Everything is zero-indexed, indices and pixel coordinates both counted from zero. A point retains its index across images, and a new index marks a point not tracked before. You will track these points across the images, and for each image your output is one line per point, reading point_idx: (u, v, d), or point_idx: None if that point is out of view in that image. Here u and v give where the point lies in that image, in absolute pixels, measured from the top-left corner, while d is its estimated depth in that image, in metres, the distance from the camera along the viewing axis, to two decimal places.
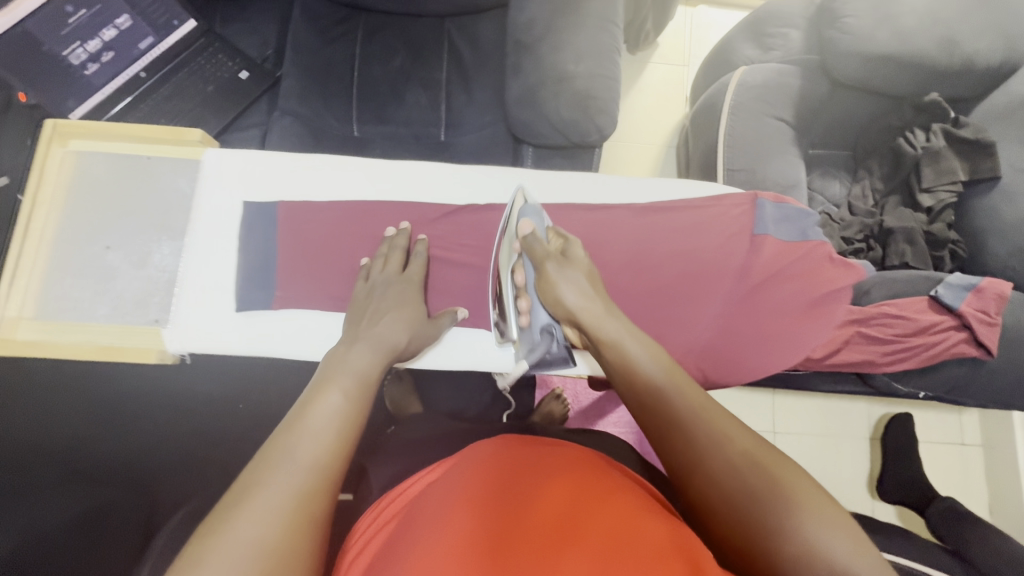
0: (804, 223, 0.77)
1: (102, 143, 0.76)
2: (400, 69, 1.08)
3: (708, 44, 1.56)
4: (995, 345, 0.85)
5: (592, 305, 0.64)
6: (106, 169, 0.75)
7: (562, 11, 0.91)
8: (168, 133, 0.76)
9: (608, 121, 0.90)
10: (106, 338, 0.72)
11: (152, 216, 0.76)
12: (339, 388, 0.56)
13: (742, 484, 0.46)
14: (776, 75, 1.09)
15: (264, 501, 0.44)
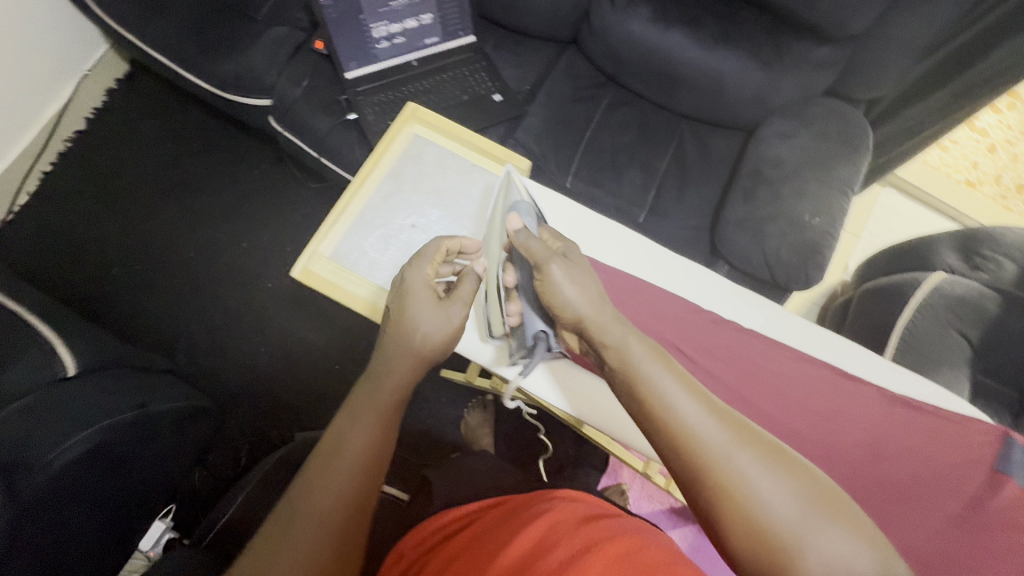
0: None
1: (442, 138, 0.86)
2: (628, 146, 1.14)
3: (885, 228, 1.58)
4: None
5: (583, 299, 0.60)
6: (438, 159, 0.84)
7: (813, 164, 0.97)
8: (499, 157, 0.85)
9: (821, 276, 0.92)
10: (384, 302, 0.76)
11: (457, 214, 0.83)
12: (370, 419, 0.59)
13: (705, 454, 0.45)
14: (976, 294, 1.10)
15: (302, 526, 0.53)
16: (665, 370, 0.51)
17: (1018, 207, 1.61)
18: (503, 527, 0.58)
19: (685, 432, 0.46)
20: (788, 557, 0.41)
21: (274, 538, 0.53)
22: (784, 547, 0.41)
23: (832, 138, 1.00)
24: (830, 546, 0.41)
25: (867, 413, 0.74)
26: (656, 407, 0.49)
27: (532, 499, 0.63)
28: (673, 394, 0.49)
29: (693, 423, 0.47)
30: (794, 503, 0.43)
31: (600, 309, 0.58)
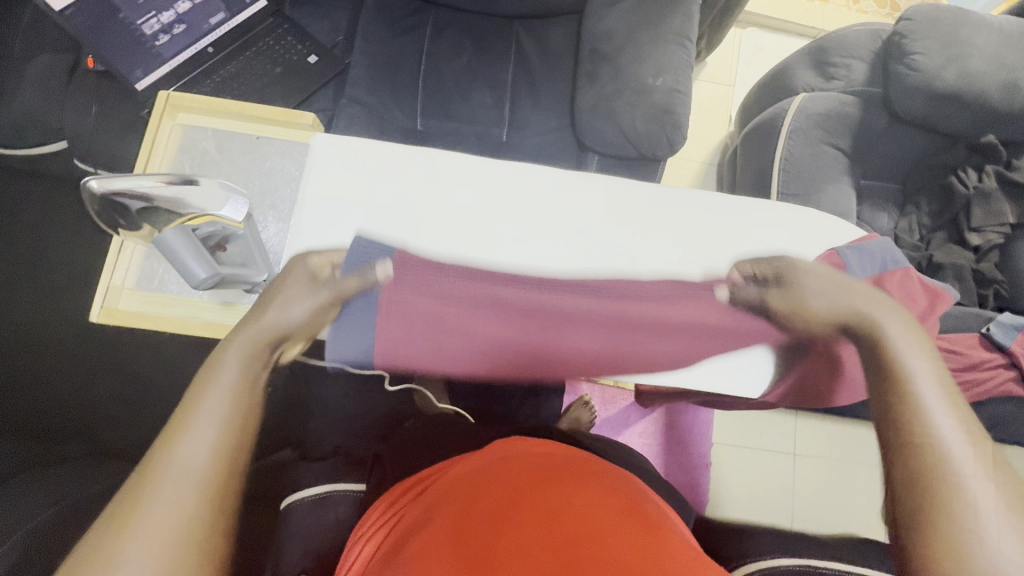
0: (885, 256, 0.77)
1: (211, 118, 0.76)
2: (467, 68, 1.07)
3: (754, 69, 1.58)
4: None
5: (830, 304, 0.64)
6: (216, 143, 0.75)
7: (644, 27, 0.94)
8: (204, 105, 0.75)
9: (680, 135, 0.91)
10: (209, 314, 0.69)
11: (261, 192, 0.74)
12: (241, 344, 0.55)
13: (880, 333, 0.57)
14: (837, 104, 1.12)
15: (165, 492, 0.43)
16: (899, 317, 0.59)
17: (870, 6, 1.64)
18: (440, 494, 0.54)
19: (870, 323, 0.59)
20: (957, 487, 0.43)
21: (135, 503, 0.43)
22: (966, 480, 0.43)
23: None
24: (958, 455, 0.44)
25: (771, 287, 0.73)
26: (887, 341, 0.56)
27: (462, 462, 0.59)
28: (898, 333, 0.57)
29: (912, 367, 0.53)
30: (938, 400, 0.49)
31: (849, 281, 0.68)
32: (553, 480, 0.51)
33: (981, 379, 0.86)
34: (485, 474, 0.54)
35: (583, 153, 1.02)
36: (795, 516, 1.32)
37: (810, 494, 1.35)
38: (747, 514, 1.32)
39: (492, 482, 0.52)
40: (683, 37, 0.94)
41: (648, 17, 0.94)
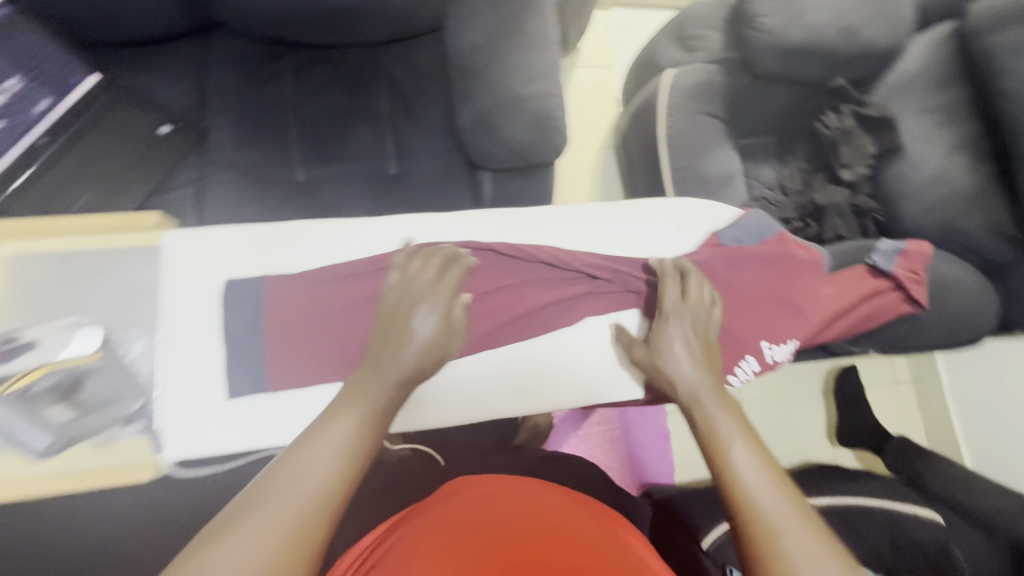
0: (759, 226, 0.84)
1: (38, 242, 0.68)
2: (337, 107, 1.03)
3: (628, 46, 1.62)
4: (925, 299, 0.96)
5: (696, 376, 0.64)
6: (52, 270, 0.67)
7: (506, 35, 0.92)
8: (36, 228, 0.67)
9: (562, 138, 0.92)
10: (85, 461, 0.63)
11: (118, 312, 0.69)
12: (355, 414, 0.53)
13: (692, 398, 0.62)
14: (704, 74, 1.16)
15: (272, 514, 0.44)
16: (703, 378, 0.64)
17: None
18: (415, 535, 0.52)
19: (686, 391, 0.63)
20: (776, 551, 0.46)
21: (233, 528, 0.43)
22: (777, 542, 0.46)
23: None
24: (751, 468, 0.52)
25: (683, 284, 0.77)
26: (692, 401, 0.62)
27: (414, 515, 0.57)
28: (704, 388, 0.63)
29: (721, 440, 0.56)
30: (735, 434, 0.56)
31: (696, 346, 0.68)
32: (509, 513, 0.53)
33: (871, 307, 0.94)
34: (469, 512, 0.54)
35: (476, 172, 1.01)
36: None
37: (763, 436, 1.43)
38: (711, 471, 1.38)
39: (477, 522, 0.52)
40: (545, 39, 0.93)
41: (506, 24, 0.93)
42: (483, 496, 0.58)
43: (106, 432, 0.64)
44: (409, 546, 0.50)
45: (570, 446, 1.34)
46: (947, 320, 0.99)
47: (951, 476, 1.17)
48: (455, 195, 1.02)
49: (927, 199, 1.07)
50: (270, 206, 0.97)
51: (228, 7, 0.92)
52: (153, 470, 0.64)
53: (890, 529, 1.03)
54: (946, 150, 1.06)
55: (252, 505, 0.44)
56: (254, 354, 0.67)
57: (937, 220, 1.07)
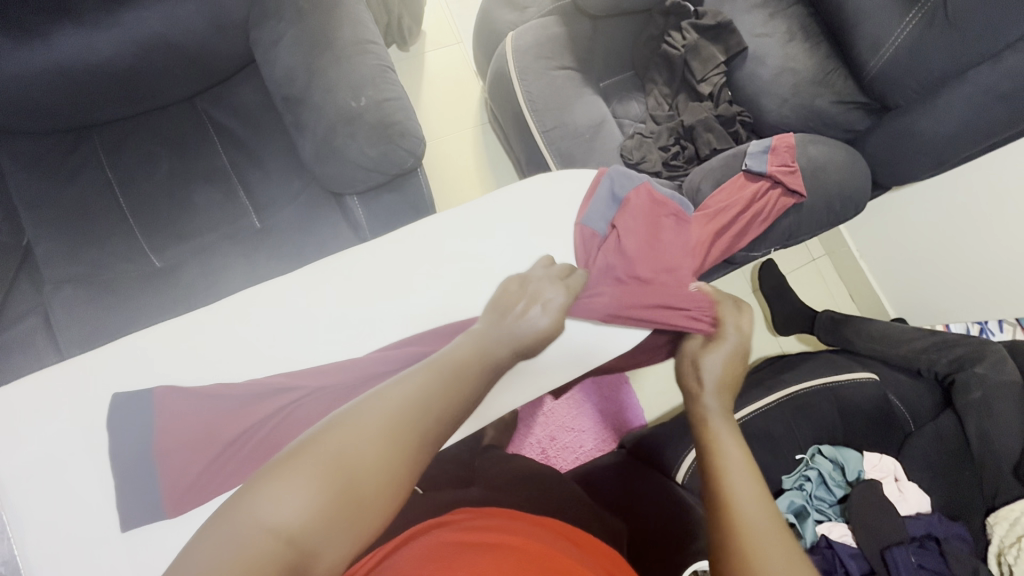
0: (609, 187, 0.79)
1: None
2: (171, 175, 0.94)
3: (470, 15, 1.57)
4: (802, 187, 1.01)
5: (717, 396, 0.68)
6: None
7: (319, 51, 0.86)
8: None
9: (414, 140, 0.87)
10: None
11: None
12: (415, 384, 0.53)
13: (702, 411, 0.67)
14: (542, 29, 1.14)
15: (349, 455, 0.45)
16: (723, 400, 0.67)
17: None
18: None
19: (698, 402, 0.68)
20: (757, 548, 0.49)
21: (313, 449, 0.45)
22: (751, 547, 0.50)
23: (310, 10, 0.87)
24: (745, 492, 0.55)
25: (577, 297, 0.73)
26: (703, 389, 0.68)
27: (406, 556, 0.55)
28: (714, 408, 0.66)
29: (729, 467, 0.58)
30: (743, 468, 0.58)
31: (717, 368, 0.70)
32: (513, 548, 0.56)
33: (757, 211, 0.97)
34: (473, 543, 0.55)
35: (342, 199, 0.95)
36: None
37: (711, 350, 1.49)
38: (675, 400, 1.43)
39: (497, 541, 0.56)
40: (364, 43, 0.88)
41: (316, 40, 0.87)
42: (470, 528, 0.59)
43: None
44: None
45: (539, 426, 1.29)
46: (827, 199, 1.04)
47: (875, 333, 1.22)
48: (330, 228, 0.96)
49: (781, 90, 1.11)
50: (135, 304, 0.88)
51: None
52: None
53: (838, 402, 1.08)
54: (784, 41, 1.10)
55: (320, 441, 0.45)
56: (126, 492, 0.61)
57: (795, 107, 1.10)
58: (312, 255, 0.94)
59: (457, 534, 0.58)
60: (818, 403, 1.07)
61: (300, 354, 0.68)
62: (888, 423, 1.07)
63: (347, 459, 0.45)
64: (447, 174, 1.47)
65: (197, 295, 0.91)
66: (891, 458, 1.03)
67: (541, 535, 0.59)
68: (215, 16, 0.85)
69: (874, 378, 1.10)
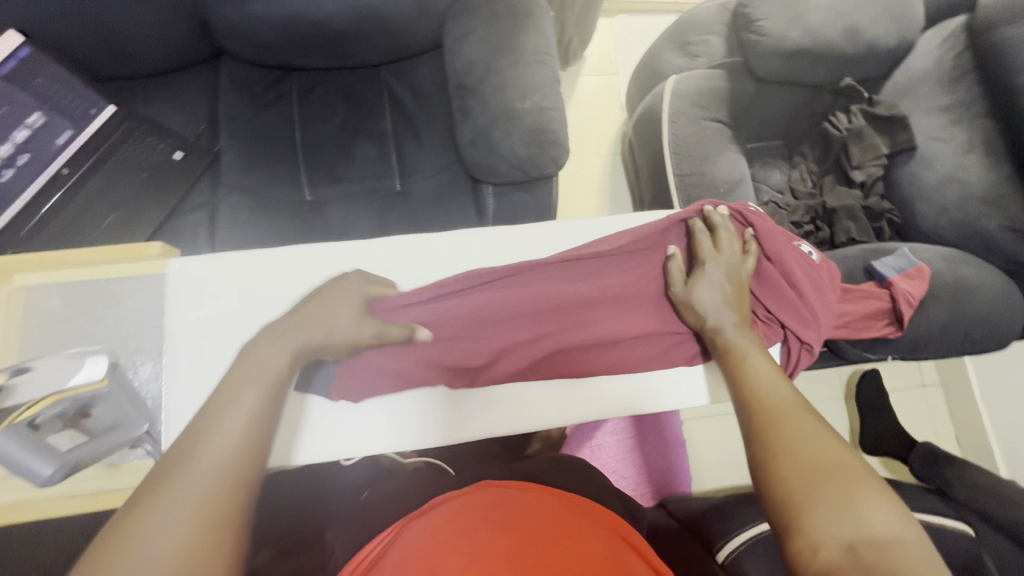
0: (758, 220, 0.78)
1: (46, 273, 0.69)
2: (343, 127, 1.06)
3: (634, 53, 1.62)
4: (904, 324, 0.91)
5: (722, 311, 0.71)
6: (59, 300, 0.69)
7: (499, 53, 0.94)
8: (41, 261, 0.69)
9: (561, 151, 0.92)
10: (92, 484, 0.63)
11: (120, 338, 0.70)
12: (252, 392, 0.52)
13: (735, 350, 0.66)
14: (707, 80, 1.16)
15: (150, 543, 0.39)
16: (750, 343, 0.67)
17: None
18: (420, 549, 0.48)
19: (727, 341, 0.68)
20: (821, 489, 0.46)
21: (154, 504, 0.41)
22: (821, 479, 0.46)
23: (504, 15, 0.96)
24: (811, 439, 0.50)
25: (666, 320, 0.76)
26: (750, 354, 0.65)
27: (436, 514, 0.53)
28: (755, 355, 0.64)
29: (770, 396, 0.57)
30: (825, 453, 0.48)
31: (732, 321, 0.70)
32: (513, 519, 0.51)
33: (862, 311, 0.90)
34: (478, 518, 0.51)
35: (478, 187, 1.02)
36: None
37: None
38: (730, 479, 1.36)
39: (506, 515, 0.52)
40: (541, 54, 0.95)
41: (501, 43, 0.94)
42: (477, 500, 0.55)
43: (117, 453, 0.64)
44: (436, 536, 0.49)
45: (582, 456, 1.27)
46: (966, 324, 0.95)
47: (980, 485, 1.11)
48: (459, 209, 1.03)
49: (943, 200, 1.04)
50: (283, 226, 1.00)
51: (234, 33, 0.97)
52: None
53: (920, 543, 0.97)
54: (961, 150, 1.03)
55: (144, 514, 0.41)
56: None
57: (954, 221, 1.03)
58: (436, 228, 1.03)
59: (479, 503, 0.54)
60: None
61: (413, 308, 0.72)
62: None
63: (158, 544, 0.39)
64: (567, 191, 1.52)
65: (330, 233, 1.01)
66: None
67: (570, 515, 0.54)
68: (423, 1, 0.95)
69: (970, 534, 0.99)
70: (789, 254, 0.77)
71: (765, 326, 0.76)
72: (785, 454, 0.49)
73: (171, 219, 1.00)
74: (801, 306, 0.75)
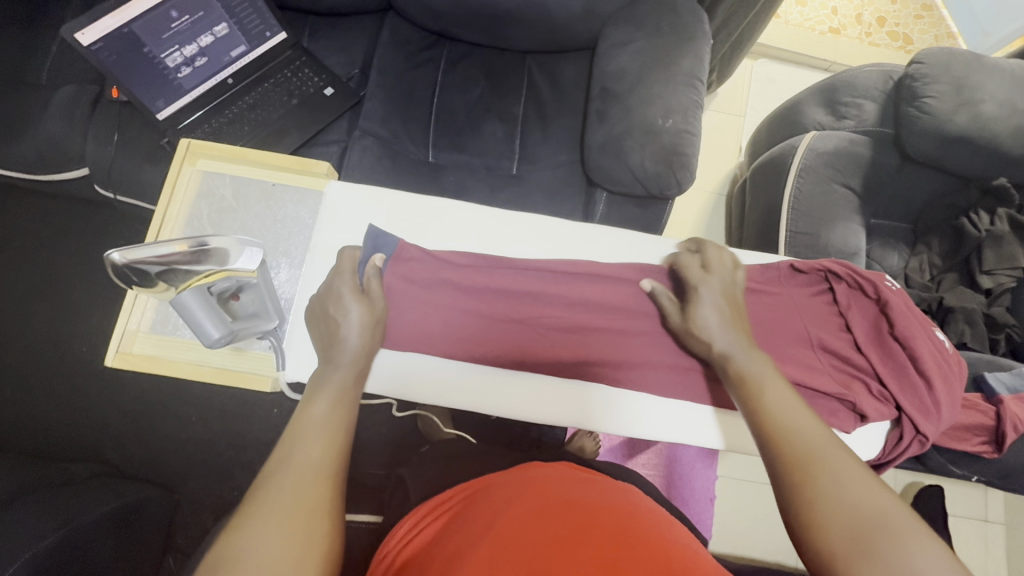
0: (896, 296, 0.76)
1: (227, 165, 0.79)
2: (478, 101, 1.09)
3: (766, 100, 1.59)
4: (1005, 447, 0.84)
5: (727, 335, 0.64)
6: (231, 190, 0.78)
7: (652, 67, 0.95)
8: (221, 152, 0.78)
9: (688, 176, 0.92)
10: (219, 360, 0.70)
11: (272, 238, 0.77)
12: (324, 398, 0.54)
13: (749, 379, 0.60)
14: (848, 144, 1.13)
15: (271, 534, 0.41)
16: (768, 373, 0.60)
17: (882, 39, 1.64)
18: (501, 504, 0.48)
19: (737, 368, 0.61)
20: (867, 546, 0.43)
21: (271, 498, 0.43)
22: (863, 528, 0.44)
23: (667, 32, 0.97)
24: (843, 480, 0.47)
25: (789, 363, 0.73)
26: (762, 383, 0.59)
27: (521, 472, 0.55)
28: (766, 381, 0.59)
29: (796, 429, 0.53)
30: (858, 490, 0.46)
31: (745, 349, 0.63)
32: (563, 485, 0.51)
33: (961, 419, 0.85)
34: (553, 480, 0.52)
35: (591, 190, 1.04)
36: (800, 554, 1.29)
37: None
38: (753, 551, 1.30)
39: (558, 480, 0.52)
40: (693, 78, 0.95)
41: (657, 59, 0.95)
42: (550, 469, 0.55)
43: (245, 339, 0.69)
44: (513, 488, 0.51)
45: None
46: None
47: None
48: (566, 207, 1.05)
49: None
50: (401, 179, 1.05)
51: None
52: (271, 384, 0.69)
53: None
54: None
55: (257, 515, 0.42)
56: None
57: None
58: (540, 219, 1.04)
59: (567, 477, 0.53)
60: None
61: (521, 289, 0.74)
62: None
63: (274, 536, 0.41)
64: None
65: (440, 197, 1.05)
66: None
67: (641, 506, 0.50)
68: (593, 3, 0.97)
69: None
70: (926, 338, 0.73)
71: (877, 402, 0.72)
72: (819, 497, 0.47)
73: (304, 147, 1.06)
74: (925, 395, 0.71)
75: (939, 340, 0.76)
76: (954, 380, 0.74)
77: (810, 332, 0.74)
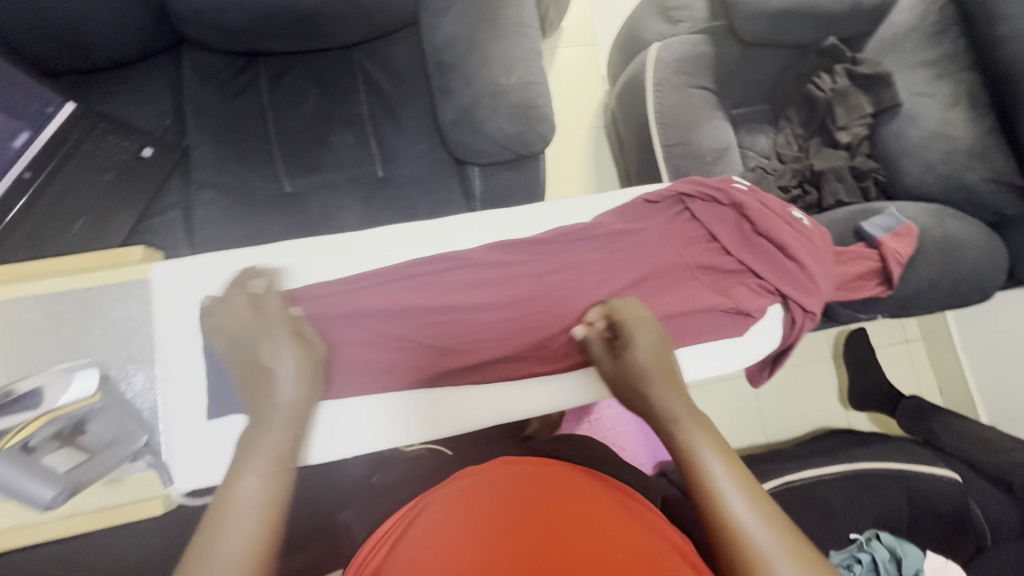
0: (745, 194, 0.80)
1: (24, 284, 0.67)
2: (317, 112, 1.01)
3: (611, 21, 1.58)
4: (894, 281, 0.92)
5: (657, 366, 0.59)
6: (41, 312, 0.67)
7: (479, 27, 0.90)
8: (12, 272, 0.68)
9: (548, 127, 0.90)
10: (100, 501, 0.65)
11: (109, 347, 0.69)
12: (253, 471, 0.49)
13: (689, 459, 0.48)
14: (689, 46, 1.14)
15: None
16: (709, 447, 0.48)
17: None
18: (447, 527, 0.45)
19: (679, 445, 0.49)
20: None
21: None
22: None
23: None
24: None
25: (675, 292, 0.75)
26: (705, 463, 0.47)
27: (474, 483, 0.52)
28: (707, 460, 0.47)
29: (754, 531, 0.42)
30: None
31: (681, 423, 0.51)
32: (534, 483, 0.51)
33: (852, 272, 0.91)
34: (516, 481, 0.51)
35: (463, 168, 1.00)
36: (767, 430, 1.39)
37: (779, 405, 1.41)
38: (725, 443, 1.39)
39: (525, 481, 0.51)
40: (522, 27, 0.92)
41: (480, 18, 0.91)
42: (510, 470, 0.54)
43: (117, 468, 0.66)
44: (463, 509, 0.47)
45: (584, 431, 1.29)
46: (952, 279, 0.98)
47: (965, 433, 1.17)
48: (444, 193, 1.01)
49: (929, 156, 1.05)
50: (262, 219, 0.97)
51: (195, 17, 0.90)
52: (165, 503, 0.67)
53: (908, 493, 1.05)
54: (946, 104, 1.03)
55: None
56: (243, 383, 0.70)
57: (940, 176, 1.04)
58: (422, 213, 1.00)
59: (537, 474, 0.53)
60: (888, 487, 1.06)
61: (415, 301, 0.70)
62: (960, 528, 1.03)
63: None
64: (550, 167, 1.50)
65: (312, 224, 0.98)
66: (956, 565, 0.98)
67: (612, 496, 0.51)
68: None
69: (956, 480, 1.07)
70: (784, 224, 0.78)
71: (761, 297, 0.77)
72: None
73: (144, 220, 0.95)
74: (800, 274, 0.76)
75: (794, 217, 0.81)
76: (819, 250, 0.79)
77: (687, 255, 0.76)
